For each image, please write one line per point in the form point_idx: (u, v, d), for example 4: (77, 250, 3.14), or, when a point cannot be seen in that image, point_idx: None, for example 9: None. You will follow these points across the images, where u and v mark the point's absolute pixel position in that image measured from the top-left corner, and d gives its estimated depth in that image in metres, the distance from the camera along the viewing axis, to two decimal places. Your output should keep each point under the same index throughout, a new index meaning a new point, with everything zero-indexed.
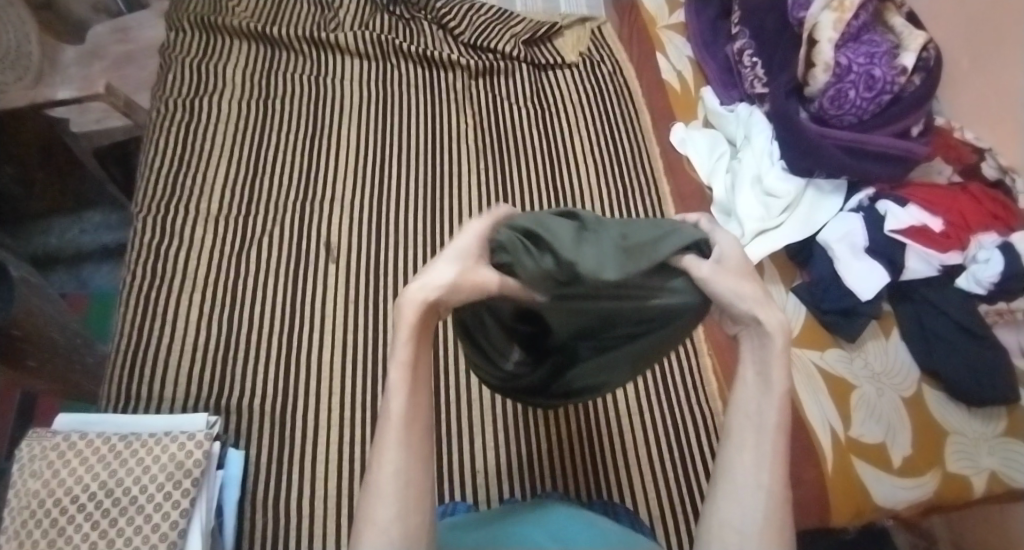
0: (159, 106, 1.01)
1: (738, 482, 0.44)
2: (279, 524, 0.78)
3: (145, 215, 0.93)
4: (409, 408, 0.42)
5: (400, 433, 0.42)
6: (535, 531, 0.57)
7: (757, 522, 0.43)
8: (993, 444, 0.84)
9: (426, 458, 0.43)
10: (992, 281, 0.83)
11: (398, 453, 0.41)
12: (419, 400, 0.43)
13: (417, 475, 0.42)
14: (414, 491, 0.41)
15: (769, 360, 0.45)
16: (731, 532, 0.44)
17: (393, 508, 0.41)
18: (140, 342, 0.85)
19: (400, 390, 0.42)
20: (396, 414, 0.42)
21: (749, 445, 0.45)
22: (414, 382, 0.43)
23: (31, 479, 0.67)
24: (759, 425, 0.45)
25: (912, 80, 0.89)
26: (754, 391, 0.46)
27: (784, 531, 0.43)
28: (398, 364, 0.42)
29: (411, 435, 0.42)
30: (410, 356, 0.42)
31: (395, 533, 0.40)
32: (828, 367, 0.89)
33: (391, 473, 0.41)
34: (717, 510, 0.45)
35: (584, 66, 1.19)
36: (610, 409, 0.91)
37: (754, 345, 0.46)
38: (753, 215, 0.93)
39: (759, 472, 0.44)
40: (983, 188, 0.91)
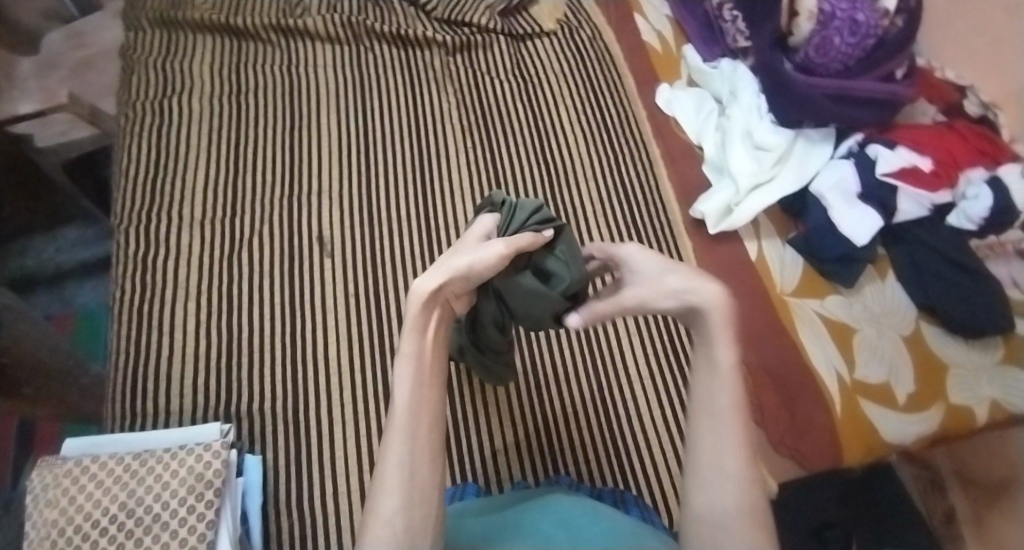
0: (127, 111, 0.97)
1: (706, 471, 0.50)
2: (305, 526, 0.77)
3: (127, 226, 0.89)
4: (413, 401, 0.49)
5: (405, 422, 0.48)
6: (549, 523, 0.57)
7: (730, 503, 0.49)
8: (993, 374, 0.86)
9: (432, 454, 0.48)
10: (982, 217, 0.85)
11: (400, 444, 0.48)
12: (422, 394, 0.50)
13: (421, 467, 0.47)
14: (419, 482, 0.47)
15: (714, 350, 0.53)
16: (709, 522, 0.49)
17: (397, 499, 0.46)
18: (140, 358, 0.83)
19: (404, 385, 0.50)
20: (401, 406, 0.49)
21: (709, 430, 0.52)
22: (417, 375, 0.50)
23: (47, 508, 0.66)
24: (715, 411, 0.52)
25: (895, 22, 0.87)
26: (707, 380, 0.53)
27: (756, 512, 0.48)
28: (405, 357, 0.50)
29: (416, 426, 0.48)
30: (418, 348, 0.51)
31: (400, 520, 0.45)
32: (829, 313, 0.91)
33: (395, 462, 0.47)
34: (693, 499, 0.51)
35: (563, 33, 1.16)
36: (621, 377, 0.92)
37: (698, 337, 0.55)
38: (746, 171, 0.94)
39: (720, 455, 0.50)
40: (968, 124, 0.91)
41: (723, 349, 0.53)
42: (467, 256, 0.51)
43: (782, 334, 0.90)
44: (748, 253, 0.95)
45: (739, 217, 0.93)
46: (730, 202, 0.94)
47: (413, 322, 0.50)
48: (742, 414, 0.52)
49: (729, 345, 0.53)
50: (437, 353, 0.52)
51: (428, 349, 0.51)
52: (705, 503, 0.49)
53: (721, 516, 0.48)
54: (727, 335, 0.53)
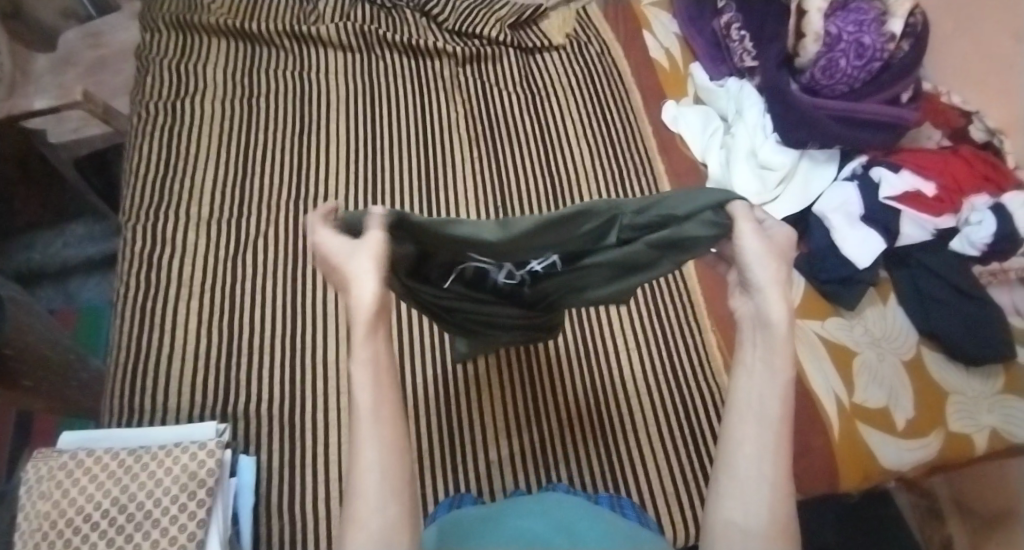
0: (139, 110, 0.98)
1: (743, 475, 0.44)
2: (296, 528, 0.77)
3: (133, 223, 0.90)
4: (376, 403, 0.42)
5: (372, 428, 0.41)
6: (544, 527, 0.56)
7: (763, 517, 0.43)
8: (993, 403, 0.86)
9: (402, 448, 0.42)
10: (985, 243, 0.83)
11: (373, 448, 0.40)
12: (382, 393, 0.42)
13: (395, 468, 0.41)
14: (397, 483, 0.41)
15: (776, 348, 0.45)
16: (736, 532, 0.43)
17: (377, 508, 0.39)
18: (139, 354, 0.83)
19: (364, 387, 0.42)
20: (364, 408, 0.41)
21: (752, 437, 0.45)
22: (378, 373, 0.42)
23: (40, 500, 0.66)
24: (763, 416, 0.45)
25: (901, 46, 0.89)
26: (756, 378, 0.46)
27: (786, 530, 0.43)
28: (360, 360, 0.42)
29: (382, 430, 0.41)
30: (376, 349, 0.42)
31: (385, 530, 0.39)
32: (829, 336, 0.90)
33: (370, 469, 0.40)
34: (721, 508, 0.45)
35: (572, 48, 1.17)
36: (618, 391, 0.92)
37: (757, 333, 0.46)
38: (749, 190, 0.94)
39: (762, 461, 0.44)
40: (973, 150, 0.92)
41: (784, 344, 0.45)
42: (371, 254, 0.43)
43: None
44: None
45: None
46: None
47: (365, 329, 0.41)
48: (789, 423, 0.45)
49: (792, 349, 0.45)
50: (389, 348, 0.43)
51: (386, 344, 0.43)
52: (733, 513, 0.43)
53: (753, 528, 0.42)
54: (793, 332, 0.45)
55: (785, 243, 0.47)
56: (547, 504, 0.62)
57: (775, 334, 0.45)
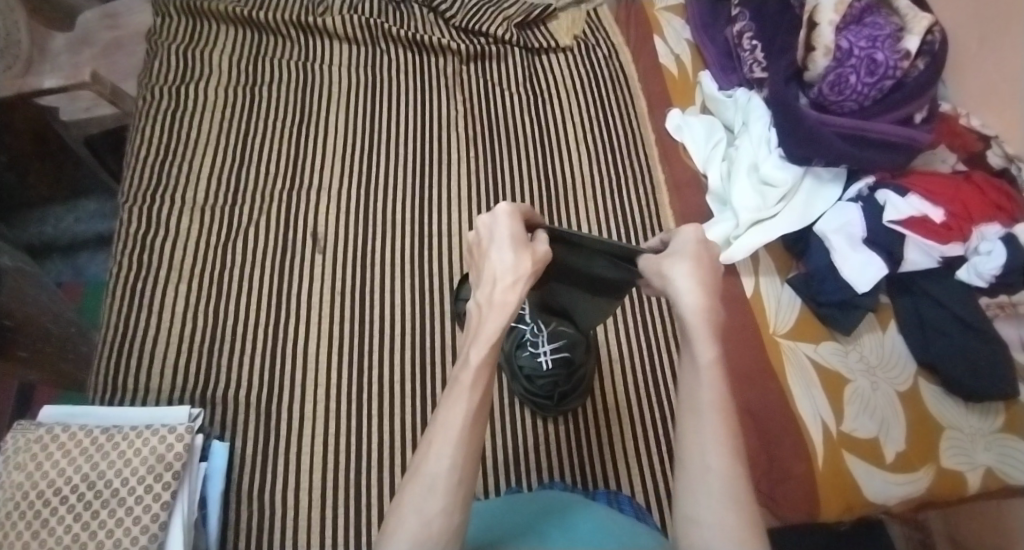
0: (145, 93, 1.00)
1: (691, 467, 0.49)
2: (264, 516, 0.78)
3: (130, 205, 0.92)
4: (473, 410, 0.49)
5: (461, 430, 0.48)
6: (550, 525, 0.58)
7: (714, 507, 0.47)
8: (990, 440, 0.82)
9: (476, 458, 0.48)
10: (994, 274, 0.80)
11: (454, 447, 0.47)
12: (484, 404, 0.49)
13: (467, 474, 0.47)
14: (462, 488, 0.46)
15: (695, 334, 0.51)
16: (694, 526, 0.47)
17: (439, 501, 0.45)
18: (127, 332, 0.85)
19: (470, 389, 0.49)
20: (463, 408, 0.48)
21: (692, 429, 0.50)
22: (483, 379, 0.50)
23: (15, 471, 0.68)
24: (698, 407, 0.51)
25: (916, 65, 0.86)
26: (690, 374, 0.52)
27: (744, 516, 0.46)
28: (474, 363, 0.49)
29: (469, 433, 0.48)
30: (488, 358, 0.50)
31: (436, 523, 0.45)
32: (821, 360, 0.87)
33: (444, 465, 0.46)
34: (683, 508, 0.49)
35: (579, 50, 1.15)
36: (599, 404, 0.90)
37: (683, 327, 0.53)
38: (748, 205, 0.91)
39: (705, 451, 0.49)
40: (987, 177, 0.88)
41: (702, 330, 0.51)
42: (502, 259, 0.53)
43: (770, 376, 0.87)
44: (743, 289, 0.93)
45: (736, 252, 0.90)
46: (728, 235, 0.91)
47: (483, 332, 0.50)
48: (726, 409, 0.50)
49: (709, 332, 0.51)
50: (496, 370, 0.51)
51: (494, 364, 0.51)
52: (688, 506, 0.48)
53: (708, 521, 0.47)
54: (708, 319, 0.51)
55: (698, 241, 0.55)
56: (542, 504, 0.64)
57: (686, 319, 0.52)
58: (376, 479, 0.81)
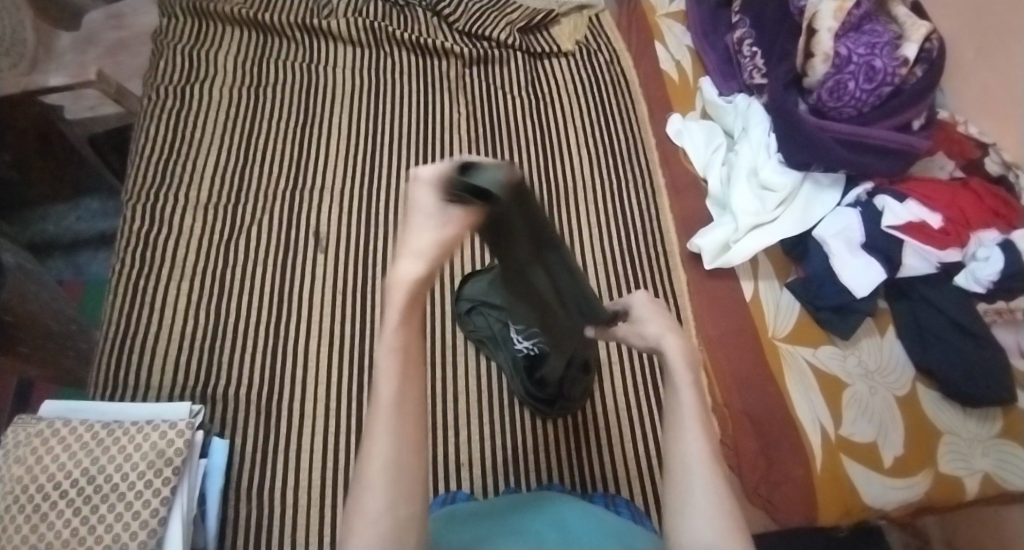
0: (150, 93, 1.01)
1: (678, 474, 0.46)
2: (263, 513, 0.78)
3: (133, 203, 0.93)
4: (399, 397, 0.46)
5: (390, 421, 0.45)
6: (547, 526, 0.58)
7: (706, 505, 0.44)
8: (988, 446, 0.82)
9: (415, 445, 0.46)
10: (991, 280, 0.80)
11: (388, 440, 0.44)
12: (407, 388, 0.46)
13: (404, 465, 0.45)
14: (403, 480, 0.44)
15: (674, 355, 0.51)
16: (686, 532, 0.44)
17: (381, 498, 0.43)
18: (128, 329, 0.85)
19: (391, 378, 0.45)
20: (387, 399, 0.45)
21: (673, 435, 0.48)
22: (404, 365, 0.46)
23: (15, 465, 0.68)
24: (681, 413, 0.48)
25: (914, 72, 0.87)
26: (667, 389, 0.50)
27: (736, 515, 0.44)
28: (389, 350, 0.45)
29: (401, 423, 0.45)
30: (400, 341, 0.46)
31: (383, 522, 0.43)
32: (820, 364, 0.88)
33: (379, 462, 0.44)
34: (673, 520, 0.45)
35: (580, 55, 1.17)
36: (597, 405, 0.90)
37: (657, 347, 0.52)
38: (747, 209, 0.92)
39: (690, 453, 0.46)
40: (984, 183, 0.88)
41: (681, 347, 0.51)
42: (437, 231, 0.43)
43: (768, 379, 0.87)
44: (742, 293, 0.93)
45: (735, 255, 0.91)
46: (728, 238, 0.92)
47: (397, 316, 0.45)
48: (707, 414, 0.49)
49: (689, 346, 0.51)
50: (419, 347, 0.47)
51: (411, 348, 0.47)
52: (679, 516, 0.45)
53: (701, 523, 0.44)
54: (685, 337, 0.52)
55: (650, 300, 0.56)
56: (540, 503, 0.64)
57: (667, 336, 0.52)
58: None
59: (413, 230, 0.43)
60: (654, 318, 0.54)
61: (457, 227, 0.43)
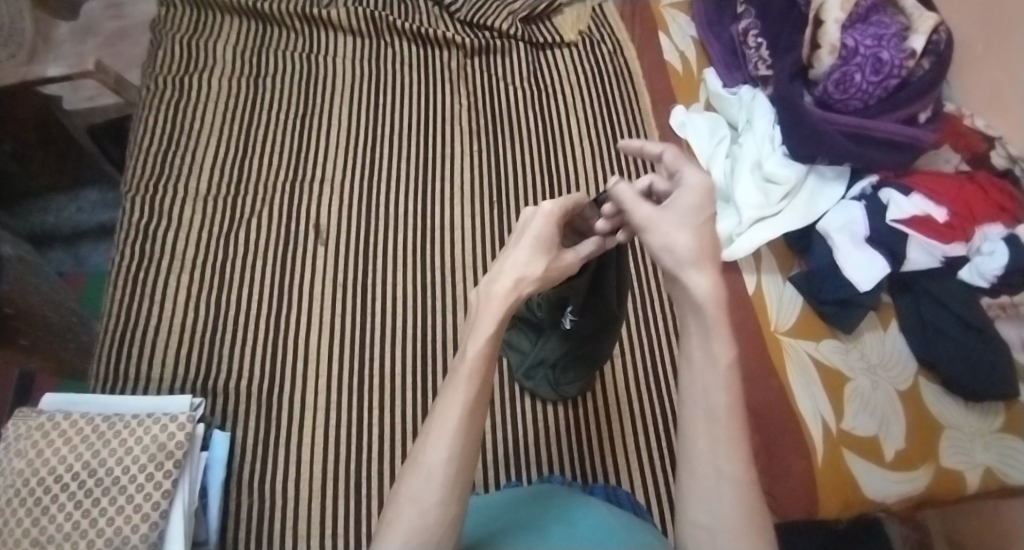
0: (149, 83, 1.00)
1: (701, 475, 0.47)
2: (264, 505, 0.78)
3: (133, 194, 0.92)
4: (470, 402, 0.46)
5: (459, 421, 0.45)
6: (552, 520, 0.58)
7: (725, 514, 0.46)
8: (989, 440, 0.82)
9: (475, 449, 0.46)
10: (995, 275, 0.80)
11: (453, 441, 0.45)
12: (482, 395, 0.47)
13: (463, 467, 0.45)
14: (458, 481, 0.45)
15: (712, 335, 0.47)
16: (704, 531, 0.47)
17: (437, 492, 0.44)
18: (128, 322, 0.85)
19: (469, 381, 0.46)
20: (462, 401, 0.46)
21: (704, 432, 0.47)
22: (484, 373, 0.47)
23: (16, 458, 0.68)
24: (711, 411, 0.47)
25: (921, 64, 0.86)
26: (703, 375, 0.47)
27: (757, 525, 0.46)
28: (474, 356, 0.47)
29: (468, 426, 0.46)
30: (486, 350, 0.47)
31: (433, 514, 0.44)
32: (822, 358, 0.87)
33: (443, 458, 0.45)
34: (687, 512, 0.48)
35: (583, 46, 1.15)
36: (599, 398, 0.90)
37: (693, 322, 0.48)
38: (751, 202, 0.91)
39: (718, 460, 0.46)
40: (990, 178, 0.87)
41: (719, 326, 0.47)
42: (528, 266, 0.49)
43: (771, 374, 0.87)
44: (745, 287, 0.93)
45: (738, 249, 0.90)
46: (731, 232, 0.91)
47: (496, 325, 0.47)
48: (740, 412, 0.47)
49: (728, 331, 0.47)
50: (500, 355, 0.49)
51: (493, 355, 0.48)
52: (699, 516, 0.47)
53: (718, 526, 0.46)
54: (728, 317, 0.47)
55: (700, 204, 0.48)
56: (540, 497, 0.64)
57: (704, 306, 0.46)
58: (377, 471, 0.81)
59: (514, 255, 0.49)
60: (689, 227, 0.48)
61: (557, 264, 0.51)
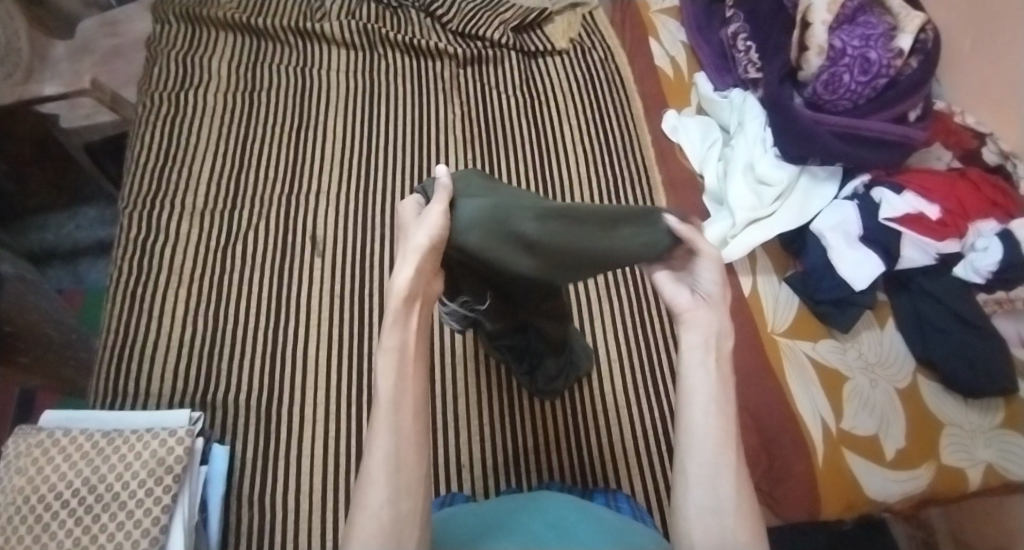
0: (144, 100, 1.01)
1: (705, 461, 0.46)
2: (264, 517, 0.79)
3: (130, 210, 0.93)
4: (400, 395, 0.46)
5: (390, 416, 0.45)
6: (542, 523, 0.57)
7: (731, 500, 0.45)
8: (989, 436, 0.82)
9: (416, 442, 0.46)
10: (990, 271, 0.80)
11: (390, 436, 0.45)
12: (406, 384, 0.46)
13: (409, 459, 0.45)
14: (405, 475, 0.44)
15: (713, 329, 0.50)
16: (709, 521, 0.45)
17: (384, 492, 0.43)
18: (128, 337, 0.86)
19: (389, 378, 0.46)
20: (386, 395, 0.46)
21: (709, 420, 0.47)
22: (401, 366, 0.47)
23: (16, 476, 0.68)
24: (713, 399, 0.48)
25: (909, 64, 0.87)
26: (705, 364, 0.49)
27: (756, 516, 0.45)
28: (387, 350, 0.47)
29: (401, 419, 0.46)
30: (395, 343, 0.47)
31: (387, 514, 0.43)
32: (819, 358, 0.88)
33: (383, 454, 0.44)
34: (687, 502, 0.47)
35: (574, 53, 1.16)
36: (598, 401, 0.90)
37: (701, 319, 0.51)
38: (744, 204, 0.91)
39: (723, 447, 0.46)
40: (982, 173, 0.88)
41: (722, 322, 0.50)
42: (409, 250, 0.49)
43: (770, 374, 0.86)
44: (741, 288, 0.92)
45: (732, 250, 0.90)
46: (726, 233, 0.91)
47: (394, 315, 0.47)
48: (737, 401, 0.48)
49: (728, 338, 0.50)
50: (416, 344, 0.48)
51: (406, 345, 0.47)
52: (703, 504, 0.46)
53: (722, 517, 0.45)
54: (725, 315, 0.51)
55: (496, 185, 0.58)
56: (540, 502, 0.64)
57: (717, 299, 0.51)
58: None
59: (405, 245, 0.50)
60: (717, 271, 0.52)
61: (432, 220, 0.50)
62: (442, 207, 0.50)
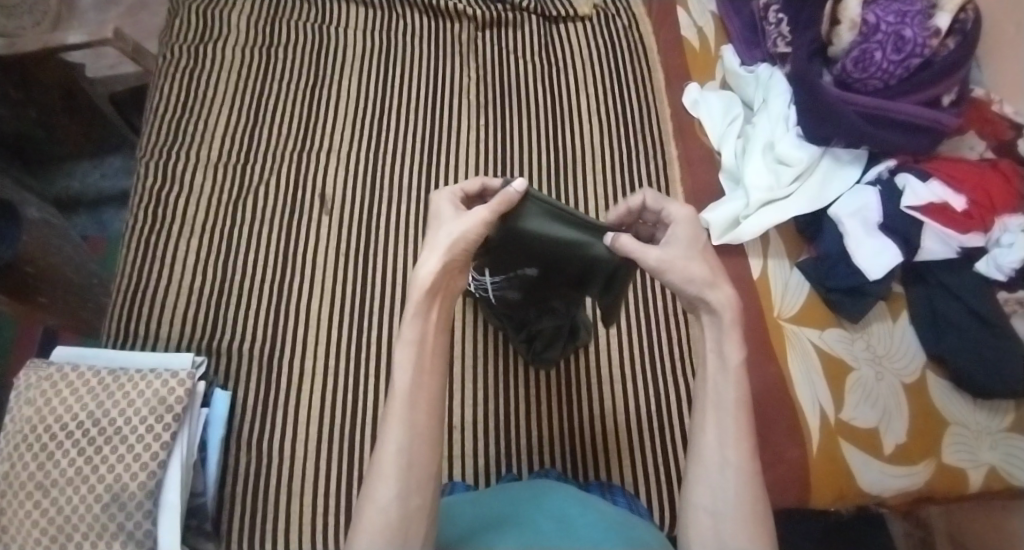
0: (166, 51, 1.02)
1: (710, 462, 0.53)
2: (260, 463, 0.81)
3: (147, 159, 0.95)
4: (412, 393, 0.52)
5: (405, 411, 0.51)
6: (545, 516, 0.59)
7: (731, 499, 0.52)
8: (996, 439, 0.80)
9: (427, 439, 0.51)
10: (1013, 268, 0.76)
11: (401, 432, 0.50)
12: (420, 382, 0.52)
13: (417, 456, 0.50)
14: (415, 469, 0.49)
15: (724, 337, 0.55)
16: (709, 517, 0.52)
17: (393, 487, 0.48)
18: (139, 282, 0.88)
19: (406, 372, 0.52)
20: (401, 390, 0.51)
21: (715, 424, 0.54)
22: (417, 359, 0.53)
23: (26, 406, 0.72)
24: (721, 403, 0.54)
25: (945, 44, 0.82)
26: (716, 373, 0.55)
27: (757, 513, 0.51)
28: (405, 344, 0.53)
29: (415, 416, 0.51)
30: (413, 339, 0.53)
31: (394, 510, 0.48)
32: (825, 346, 0.85)
33: (394, 449, 0.50)
34: (694, 497, 0.54)
35: (598, 19, 1.13)
36: (594, 376, 0.90)
37: (710, 326, 0.56)
38: (759, 184, 0.89)
39: (725, 448, 0.53)
40: (1013, 166, 0.83)
41: (733, 330, 0.55)
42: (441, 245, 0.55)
43: (772, 359, 0.85)
44: (751, 271, 0.90)
45: (744, 231, 0.88)
46: (738, 214, 0.90)
47: (415, 307, 0.53)
48: (746, 404, 0.54)
49: (739, 336, 0.55)
50: (432, 340, 0.54)
51: (422, 343, 0.53)
52: (703, 501, 0.53)
53: (722, 512, 0.52)
54: (739, 324, 0.55)
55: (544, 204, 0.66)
56: (537, 491, 0.65)
57: (727, 314, 0.55)
58: (368, 438, 0.83)
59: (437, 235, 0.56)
60: (696, 254, 0.57)
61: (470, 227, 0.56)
62: (481, 213, 0.56)
